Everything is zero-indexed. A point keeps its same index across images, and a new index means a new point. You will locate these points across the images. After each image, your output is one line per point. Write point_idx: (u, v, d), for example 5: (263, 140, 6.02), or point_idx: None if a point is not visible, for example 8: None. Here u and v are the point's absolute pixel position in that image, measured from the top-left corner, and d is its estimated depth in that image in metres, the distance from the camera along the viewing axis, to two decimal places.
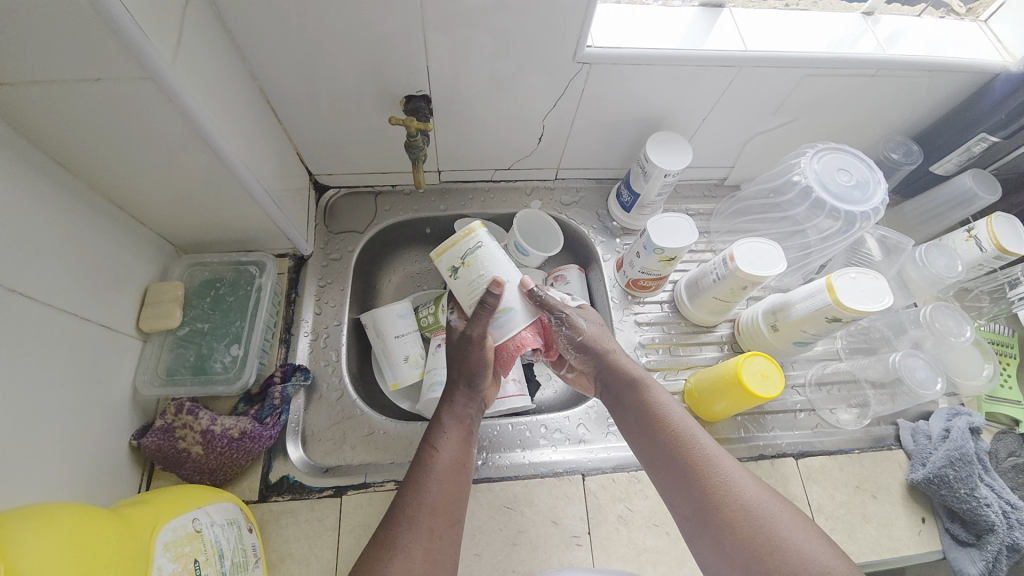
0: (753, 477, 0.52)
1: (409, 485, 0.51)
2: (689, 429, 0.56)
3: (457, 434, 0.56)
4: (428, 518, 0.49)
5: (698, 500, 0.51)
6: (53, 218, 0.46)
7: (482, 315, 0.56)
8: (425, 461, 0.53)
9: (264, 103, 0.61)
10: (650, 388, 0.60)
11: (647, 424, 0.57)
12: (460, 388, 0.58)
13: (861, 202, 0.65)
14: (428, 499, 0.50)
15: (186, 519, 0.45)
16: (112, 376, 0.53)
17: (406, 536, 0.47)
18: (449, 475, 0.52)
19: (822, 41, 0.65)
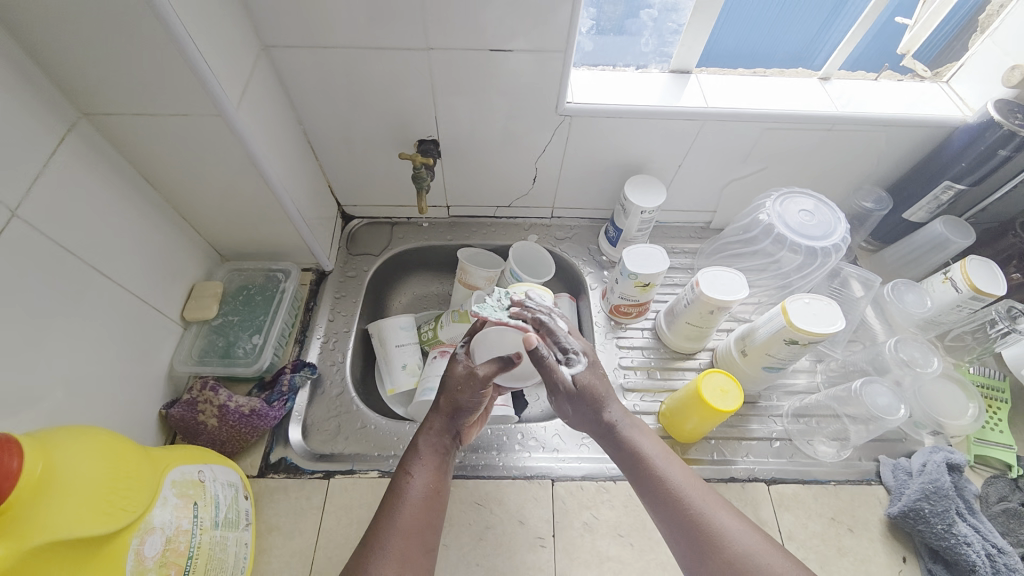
0: (742, 520, 0.53)
1: (383, 511, 0.53)
2: (680, 475, 0.56)
3: (431, 460, 0.58)
4: (401, 546, 0.50)
5: (698, 546, 0.51)
6: (132, 218, 0.60)
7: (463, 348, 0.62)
8: (398, 489, 0.55)
9: (306, 143, 0.75)
10: (636, 436, 0.60)
11: (643, 472, 0.57)
12: (435, 416, 0.61)
13: (821, 238, 0.71)
14: (400, 526, 0.51)
15: (193, 469, 0.52)
16: (153, 352, 0.64)
17: (378, 562, 0.49)
18: (421, 504, 0.54)
19: (780, 100, 0.75)
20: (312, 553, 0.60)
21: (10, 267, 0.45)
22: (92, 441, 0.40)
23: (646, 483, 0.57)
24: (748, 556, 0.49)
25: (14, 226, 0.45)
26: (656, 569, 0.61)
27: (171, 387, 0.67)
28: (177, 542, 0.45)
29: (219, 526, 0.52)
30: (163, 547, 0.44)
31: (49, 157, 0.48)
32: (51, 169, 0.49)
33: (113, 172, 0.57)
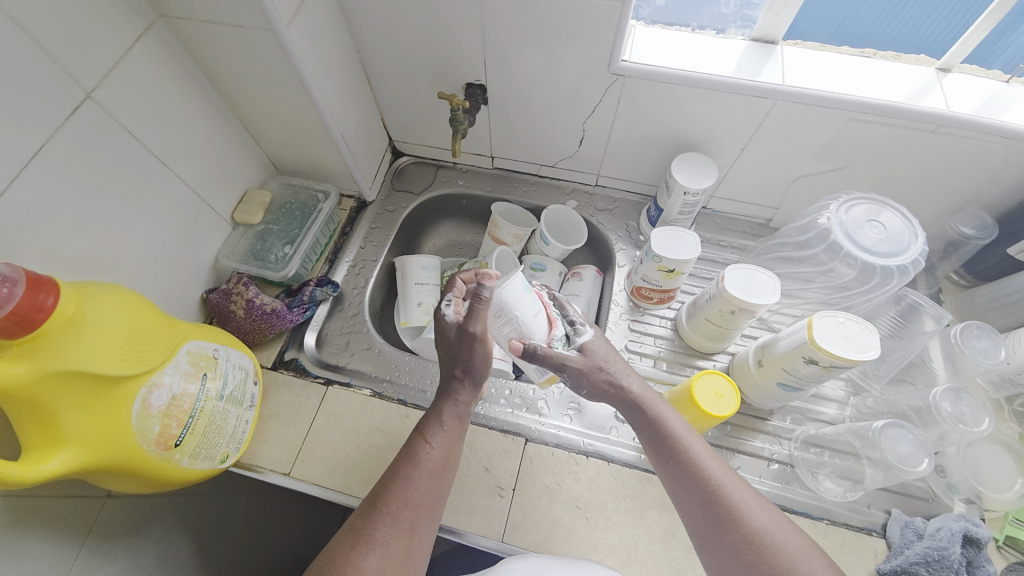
0: (767, 509, 0.51)
1: (395, 477, 0.54)
2: (707, 460, 0.54)
3: (450, 427, 0.58)
4: (410, 516, 0.52)
5: (726, 536, 0.50)
6: (197, 120, 0.67)
7: (477, 310, 0.58)
8: (415, 456, 0.55)
9: (362, 72, 0.78)
10: (663, 414, 0.57)
11: (670, 454, 0.55)
12: (455, 382, 0.60)
13: (883, 256, 0.62)
14: (413, 494, 0.53)
15: (210, 346, 0.59)
16: (202, 243, 0.72)
17: (387, 527, 0.51)
18: (435, 472, 0.55)
19: (878, 89, 0.64)
20: (300, 445, 0.68)
21: (81, 141, 0.52)
22: (121, 299, 0.48)
23: (673, 468, 0.54)
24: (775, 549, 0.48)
25: (88, 106, 0.52)
26: (604, 548, 0.61)
27: (215, 277, 0.76)
28: (182, 400, 0.53)
29: (224, 399, 0.60)
30: (168, 400, 0.52)
31: (126, 50, 0.55)
32: (126, 61, 0.55)
33: (183, 74, 0.63)
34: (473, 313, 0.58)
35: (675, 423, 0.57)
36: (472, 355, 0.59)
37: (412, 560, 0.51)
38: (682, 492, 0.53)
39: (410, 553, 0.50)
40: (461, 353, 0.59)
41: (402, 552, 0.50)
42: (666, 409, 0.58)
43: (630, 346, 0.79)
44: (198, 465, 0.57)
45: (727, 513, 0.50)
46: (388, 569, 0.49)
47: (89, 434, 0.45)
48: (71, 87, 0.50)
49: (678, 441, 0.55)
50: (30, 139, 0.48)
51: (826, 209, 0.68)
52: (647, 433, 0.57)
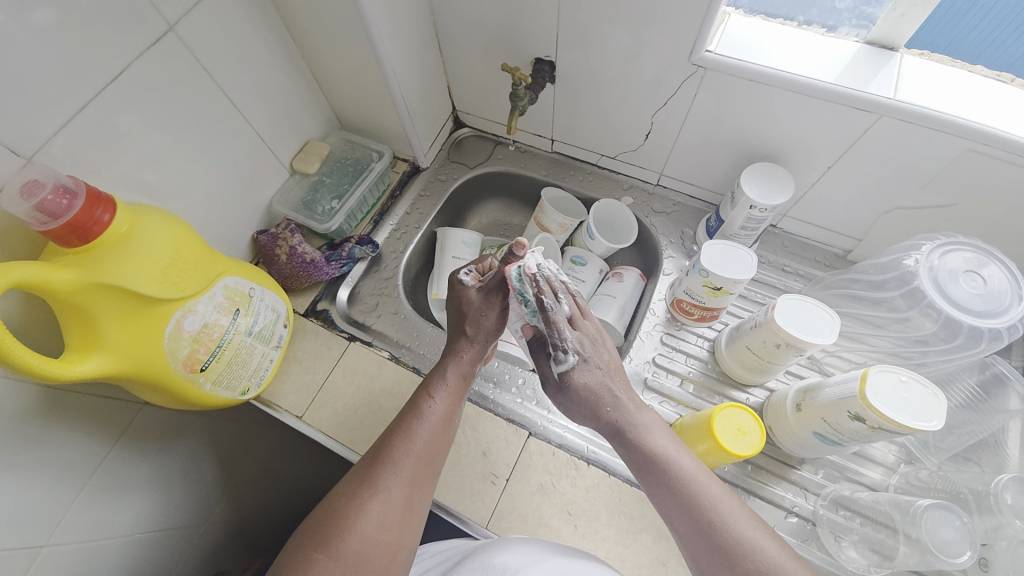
0: (760, 524, 0.48)
1: (396, 430, 0.56)
2: (694, 472, 0.51)
3: (455, 388, 0.60)
4: (411, 469, 0.54)
5: (717, 555, 0.46)
6: (270, 65, 0.69)
7: (507, 278, 0.58)
8: (417, 412, 0.57)
9: (434, 35, 0.77)
10: (645, 428, 0.54)
11: (653, 468, 0.51)
12: (462, 344, 0.62)
13: (980, 314, 0.52)
14: (415, 448, 0.55)
15: (247, 284, 0.62)
16: (259, 185, 0.76)
17: (387, 476, 0.52)
18: (436, 429, 0.57)
19: (1015, 119, 0.54)
20: (316, 392, 0.70)
21: (159, 72, 0.55)
22: (171, 225, 0.52)
23: (658, 482, 0.51)
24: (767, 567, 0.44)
25: (169, 38, 0.55)
26: None
27: (267, 219, 0.80)
28: (212, 329, 0.57)
29: (251, 335, 0.63)
30: (200, 327, 0.55)
31: None
32: None
33: (262, 17, 0.65)
34: (500, 273, 0.59)
35: (659, 438, 0.53)
36: (484, 318, 0.61)
37: (409, 514, 0.52)
38: (666, 507, 0.51)
39: (410, 502, 0.53)
40: (473, 316, 0.62)
41: (404, 501, 0.52)
42: (650, 427, 0.54)
43: (658, 360, 0.75)
44: (218, 392, 0.60)
45: (716, 528, 0.47)
46: (389, 521, 0.51)
47: (125, 344, 0.49)
48: (155, 18, 0.52)
49: (662, 456, 0.52)
50: (113, 63, 0.51)
51: (918, 249, 0.58)
52: (629, 452, 0.54)
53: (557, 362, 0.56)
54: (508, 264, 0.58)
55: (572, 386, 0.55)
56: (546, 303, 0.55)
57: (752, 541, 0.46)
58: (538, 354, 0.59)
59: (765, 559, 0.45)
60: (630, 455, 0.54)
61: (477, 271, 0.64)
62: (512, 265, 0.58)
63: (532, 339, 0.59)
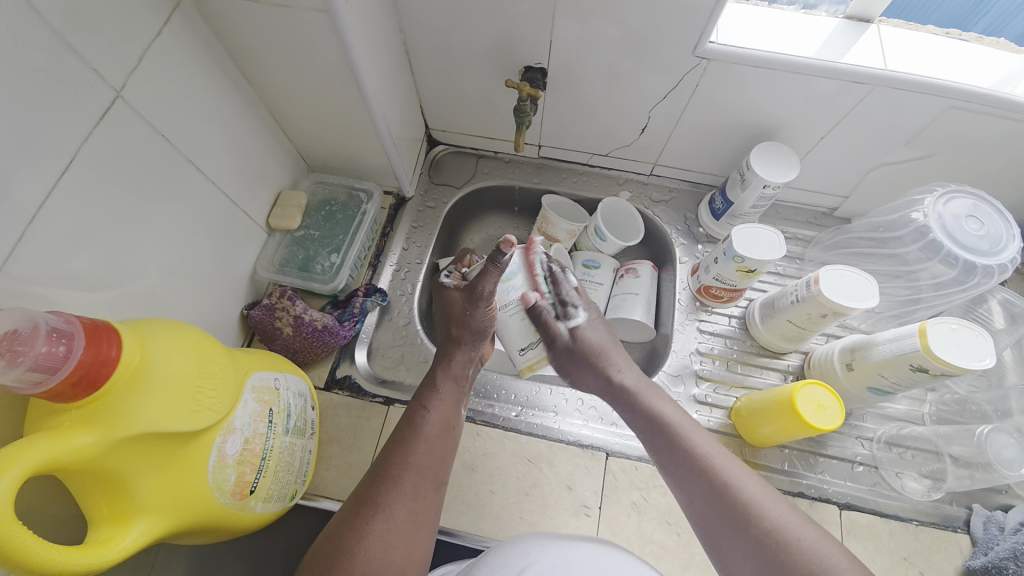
0: (768, 488, 0.50)
1: (397, 443, 0.53)
2: (704, 443, 0.54)
3: (448, 396, 0.58)
4: (412, 482, 0.50)
5: (731, 517, 0.48)
6: (228, 115, 0.59)
7: (492, 272, 0.59)
8: (415, 424, 0.55)
9: (404, 54, 0.69)
10: (655, 402, 0.58)
11: (665, 436, 0.55)
12: (456, 350, 0.61)
13: (986, 254, 0.59)
14: (415, 460, 0.52)
15: (272, 376, 0.53)
16: (239, 255, 0.66)
17: (392, 495, 0.49)
18: (437, 440, 0.54)
19: (973, 74, 0.60)
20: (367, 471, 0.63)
21: (110, 149, 0.45)
22: (186, 337, 0.42)
23: (668, 449, 0.54)
24: (782, 529, 0.46)
25: (119, 106, 0.45)
26: (699, 565, 0.59)
27: (253, 290, 0.70)
28: (254, 444, 0.47)
29: (290, 432, 0.54)
30: (241, 446, 0.46)
31: (155, 37, 0.47)
32: (155, 50, 0.47)
33: (215, 63, 0.55)
34: (486, 272, 0.59)
35: (668, 410, 0.57)
36: (472, 316, 0.60)
37: (420, 531, 0.49)
38: (678, 473, 0.53)
39: (416, 520, 0.49)
40: (459, 316, 0.61)
41: (409, 520, 0.49)
42: (654, 399, 0.58)
43: (697, 347, 0.76)
44: (270, 507, 0.52)
45: (727, 491, 0.50)
46: (396, 541, 0.47)
47: (163, 497, 0.40)
48: (99, 85, 0.43)
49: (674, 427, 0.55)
50: (61, 149, 0.41)
51: (920, 202, 0.65)
52: (637, 421, 0.58)
53: (568, 318, 0.64)
54: (496, 263, 0.58)
55: (583, 339, 0.63)
56: (557, 271, 0.65)
57: (766, 506, 0.48)
58: (541, 320, 0.61)
59: (778, 520, 0.47)
60: (641, 424, 0.58)
61: (457, 273, 0.67)
62: (501, 264, 0.58)
63: (534, 309, 0.60)
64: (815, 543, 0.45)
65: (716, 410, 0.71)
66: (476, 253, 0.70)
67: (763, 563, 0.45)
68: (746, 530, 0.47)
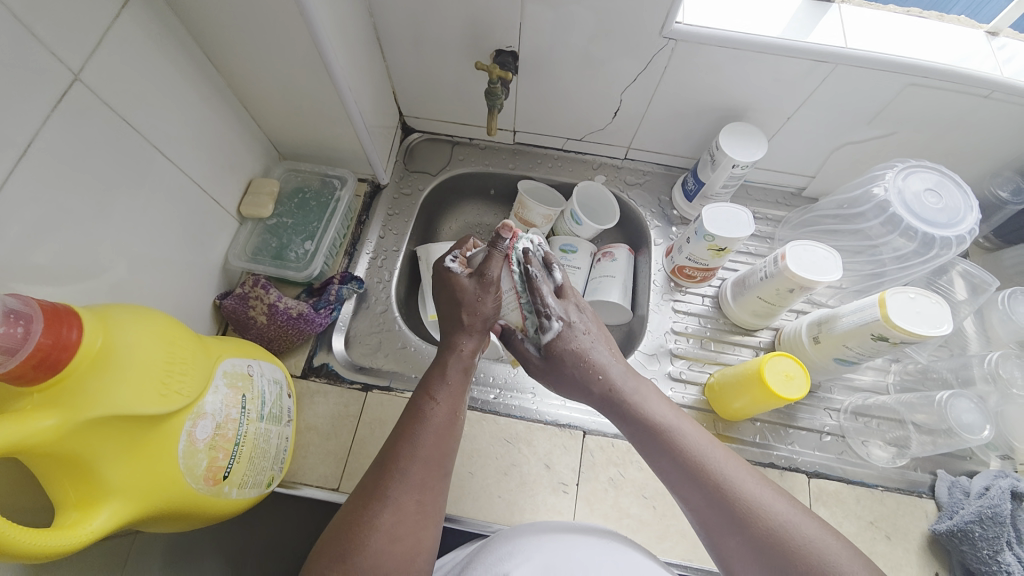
0: (760, 478, 0.49)
1: (406, 434, 0.51)
2: (698, 442, 0.51)
3: (456, 384, 0.55)
4: (421, 475, 0.49)
5: (723, 510, 0.47)
6: (193, 102, 0.58)
7: (494, 256, 0.57)
8: (422, 413, 0.52)
9: (375, 39, 0.69)
10: (642, 403, 0.54)
11: (649, 436, 0.53)
12: (465, 334, 0.57)
13: (945, 226, 0.61)
14: (422, 453, 0.50)
15: (244, 363, 0.53)
16: (210, 244, 0.65)
17: (398, 486, 0.48)
18: (445, 428, 0.52)
19: (932, 51, 0.62)
20: (345, 456, 0.63)
21: (72, 134, 0.44)
22: (152, 321, 0.42)
23: (656, 448, 0.52)
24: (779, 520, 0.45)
25: (78, 90, 0.44)
26: (675, 536, 0.61)
27: (226, 280, 0.69)
28: (226, 429, 0.47)
29: (264, 418, 0.54)
30: (213, 431, 0.46)
31: (114, 19, 0.46)
32: (114, 32, 0.46)
33: (179, 47, 0.54)
34: (490, 258, 0.57)
35: (662, 411, 0.54)
36: (482, 302, 0.57)
37: (425, 519, 0.48)
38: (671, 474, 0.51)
39: (423, 512, 0.48)
40: (470, 302, 0.57)
41: (416, 511, 0.47)
42: (647, 397, 0.55)
43: (672, 326, 0.77)
44: (246, 493, 0.51)
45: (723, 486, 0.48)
46: (402, 532, 0.46)
47: (131, 482, 0.40)
48: (56, 68, 0.42)
49: (665, 426, 0.53)
50: (16, 135, 0.39)
51: (882, 178, 0.67)
52: (630, 428, 0.54)
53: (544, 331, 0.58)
54: (496, 245, 0.57)
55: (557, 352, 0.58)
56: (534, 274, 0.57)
57: (758, 497, 0.47)
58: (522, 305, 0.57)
59: (774, 510, 0.46)
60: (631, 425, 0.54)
61: (461, 256, 0.60)
62: (501, 246, 0.57)
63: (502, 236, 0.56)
64: (807, 533, 0.45)
65: (691, 386, 0.72)
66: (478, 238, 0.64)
67: (756, 554, 0.45)
68: (737, 524, 0.46)
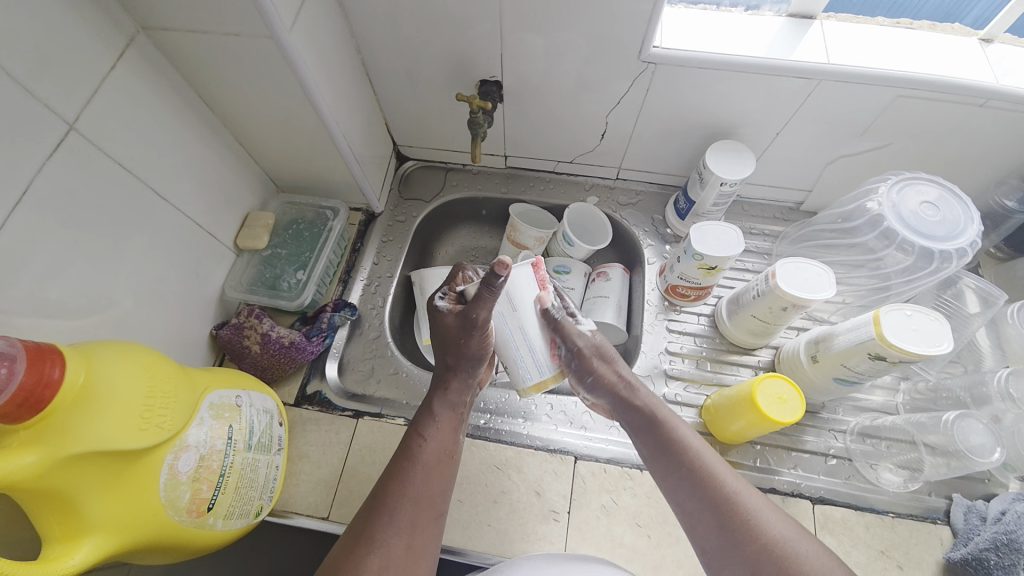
0: (773, 507, 0.50)
1: (395, 475, 0.51)
2: (718, 466, 0.51)
3: (446, 422, 0.55)
4: (410, 516, 0.49)
5: (738, 540, 0.47)
6: (189, 142, 0.61)
7: (487, 297, 0.51)
8: (411, 453, 0.52)
9: (364, 75, 0.71)
10: (675, 425, 0.54)
11: (665, 449, 0.53)
12: (454, 375, 0.57)
13: (944, 240, 0.59)
14: (411, 494, 0.49)
15: (232, 393, 0.54)
16: (207, 276, 0.67)
17: (387, 529, 0.47)
18: (434, 469, 0.52)
19: (922, 62, 0.61)
20: (335, 485, 0.63)
21: (68, 178, 0.47)
22: (134, 357, 0.43)
23: (670, 462, 0.52)
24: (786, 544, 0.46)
25: (73, 138, 0.47)
26: (670, 567, 0.58)
27: (223, 310, 0.71)
28: (211, 460, 0.48)
29: (253, 448, 0.54)
30: (197, 463, 0.47)
31: (108, 71, 0.49)
32: (108, 83, 0.49)
33: (173, 93, 0.57)
34: (479, 300, 0.51)
35: (690, 435, 0.53)
36: (467, 343, 0.55)
37: (416, 561, 0.48)
38: (683, 486, 0.51)
39: (413, 555, 0.48)
40: (453, 343, 0.55)
41: (404, 555, 0.47)
42: (666, 416, 0.55)
43: (667, 346, 0.76)
44: (233, 524, 0.52)
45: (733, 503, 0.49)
46: (393, 574, 0.46)
47: (113, 515, 0.41)
48: (51, 119, 0.44)
49: (688, 448, 0.52)
50: (12, 182, 0.42)
51: (875, 192, 0.65)
52: (650, 439, 0.54)
53: (576, 336, 0.56)
54: (490, 286, 0.50)
55: (586, 359, 0.55)
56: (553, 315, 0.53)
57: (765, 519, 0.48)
58: (555, 324, 0.53)
59: (782, 532, 0.47)
60: (648, 435, 0.54)
61: (450, 292, 0.59)
62: (495, 288, 0.49)
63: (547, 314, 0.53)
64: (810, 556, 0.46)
65: (688, 409, 0.70)
66: (469, 268, 0.62)
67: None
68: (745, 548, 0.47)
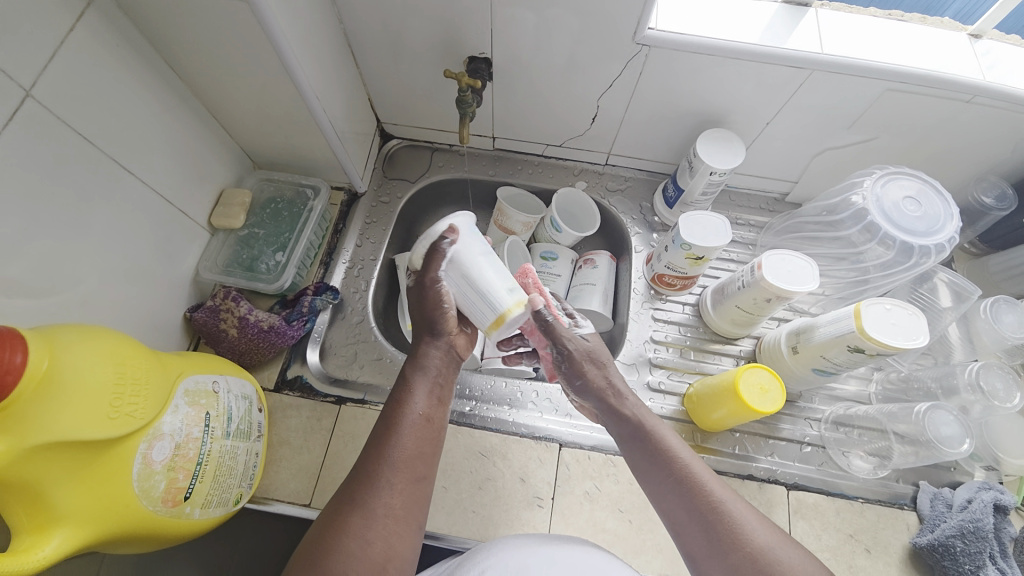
0: (759, 512, 0.46)
1: (375, 440, 0.47)
2: (692, 467, 0.49)
3: (425, 387, 0.51)
4: (389, 476, 0.45)
5: (710, 542, 0.45)
6: (159, 114, 0.57)
7: (434, 259, 0.51)
8: (387, 418, 0.48)
9: (346, 46, 0.68)
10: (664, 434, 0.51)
11: (655, 463, 0.50)
12: (429, 341, 0.53)
13: (924, 234, 0.60)
14: (390, 456, 0.46)
15: (208, 380, 0.52)
16: (180, 256, 0.64)
17: (373, 493, 0.44)
18: (414, 432, 0.48)
19: (915, 56, 0.61)
20: (317, 472, 0.62)
21: (28, 149, 0.43)
22: (100, 343, 0.41)
23: (658, 472, 0.50)
24: (769, 553, 0.43)
25: (30, 107, 0.43)
26: (651, 550, 0.60)
27: (197, 293, 0.68)
28: (187, 449, 0.46)
29: (230, 435, 0.52)
30: (172, 452, 0.45)
31: (68, 32, 0.45)
32: (68, 46, 0.45)
33: (138, 59, 0.53)
34: (431, 260, 0.51)
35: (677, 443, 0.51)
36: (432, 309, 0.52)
37: (399, 526, 0.44)
38: (664, 499, 0.49)
39: (399, 518, 0.44)
40: (423, 311, 0.53)
41: (388, 516, 0.44)
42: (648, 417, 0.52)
43: (652, 335, 0.76)
44: (211, 512, 0.51)
45: (711, 516, 0.46)
46: (377, 539, 0.43)
47: (84, 506, 0.40)
48: (7, 86, 0.41)
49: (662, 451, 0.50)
50: None
51: (861, 186, 0.66)
52: (629, 447, 0.52)
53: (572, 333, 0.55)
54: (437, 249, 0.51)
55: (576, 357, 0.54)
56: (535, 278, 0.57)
57: (750, 525, 0.45)
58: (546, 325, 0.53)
59: (763, 539, 0.44)
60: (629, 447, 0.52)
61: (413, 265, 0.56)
62: (440, 250, 0.50)
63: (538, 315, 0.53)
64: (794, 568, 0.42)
65: (670, 397, 0.71)
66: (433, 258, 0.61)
67: None
68: (723, 551, 0.44)
